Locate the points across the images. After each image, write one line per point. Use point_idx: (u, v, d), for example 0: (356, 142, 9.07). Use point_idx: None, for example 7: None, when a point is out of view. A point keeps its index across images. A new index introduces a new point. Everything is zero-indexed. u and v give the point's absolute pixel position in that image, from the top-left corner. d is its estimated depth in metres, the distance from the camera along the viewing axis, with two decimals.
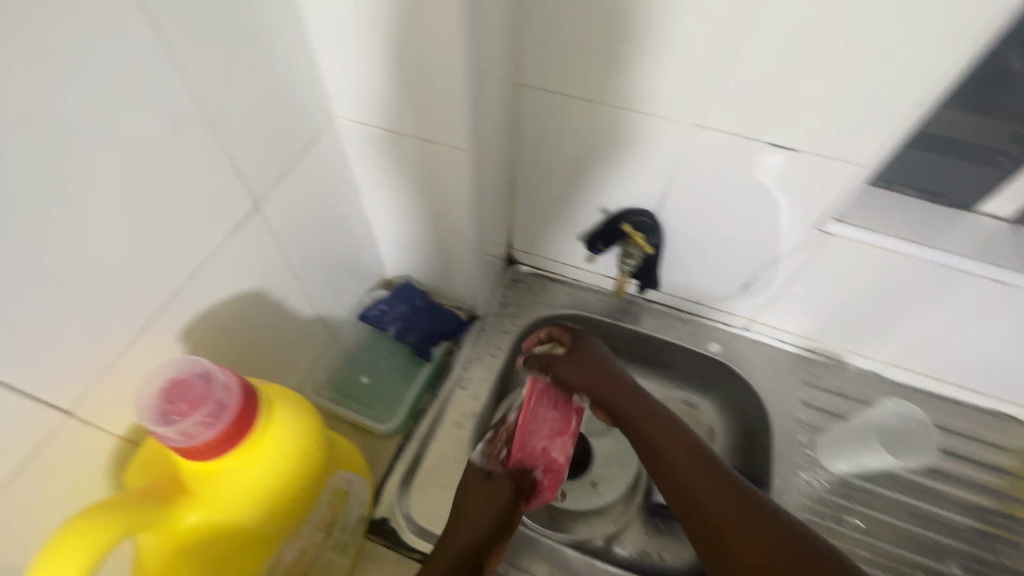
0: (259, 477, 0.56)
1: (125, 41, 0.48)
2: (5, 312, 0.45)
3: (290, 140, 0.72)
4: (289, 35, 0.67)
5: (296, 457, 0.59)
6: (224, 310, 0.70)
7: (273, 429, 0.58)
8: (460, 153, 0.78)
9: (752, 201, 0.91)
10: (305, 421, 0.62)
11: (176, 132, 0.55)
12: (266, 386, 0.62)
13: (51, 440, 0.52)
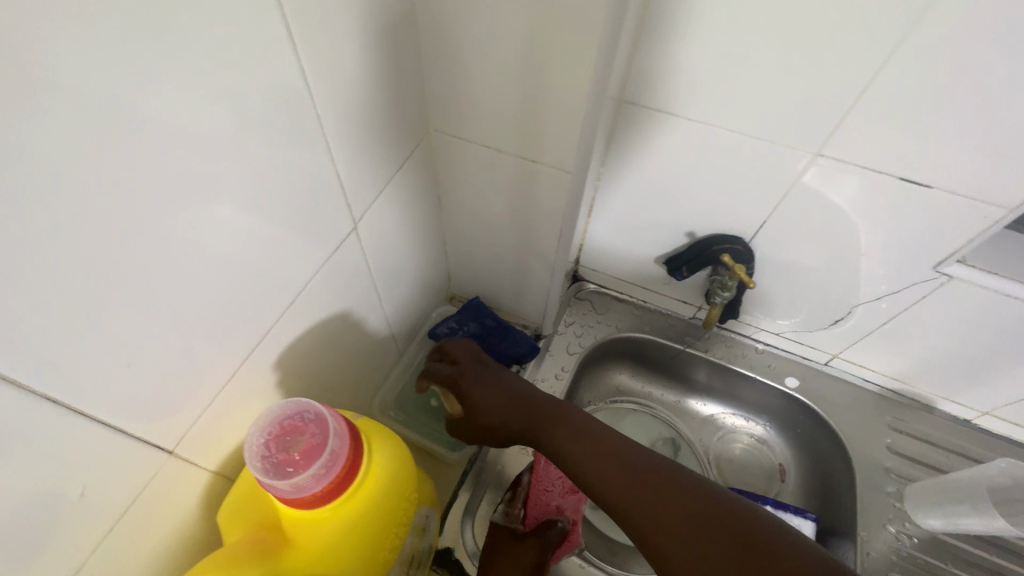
0: (363, 525, 0.52)
1: (258, 56, 0.44)
2: (120, 347, 0.42)
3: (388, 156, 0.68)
4: (400, 46, 0.63)
5: (395, 501, 0.55)
6: (312, 333, 0.66)
7: (376, 472, 0.54)
8: (561, 175, 0.73)
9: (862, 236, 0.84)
10: (402, 460, 0.57)
11: (292, 150, 0.51)
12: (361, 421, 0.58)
13: (152, 479, 0.50)
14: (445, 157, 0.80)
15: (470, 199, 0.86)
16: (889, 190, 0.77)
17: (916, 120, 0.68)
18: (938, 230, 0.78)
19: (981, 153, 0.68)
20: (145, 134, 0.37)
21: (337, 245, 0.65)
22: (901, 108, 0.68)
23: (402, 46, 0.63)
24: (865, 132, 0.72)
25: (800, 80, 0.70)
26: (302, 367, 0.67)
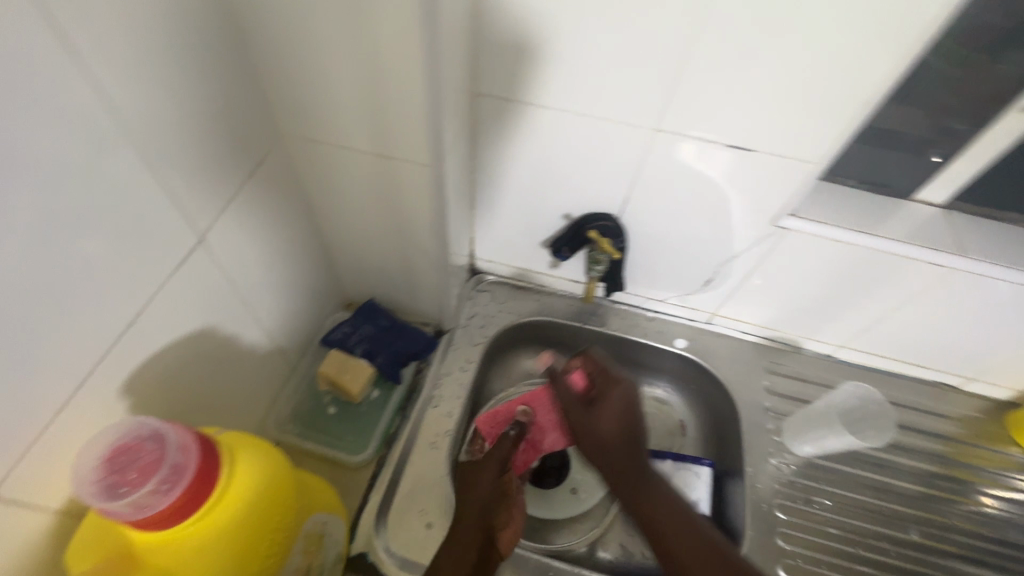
0: (228, 536, 0.52)
1: (41, 69, 0.42)
2: None
3: (230, 160, 0.66)
4: (222, 47, 0.61)
5: (264, 508, 0.55)
6: (166, 353, 0.63)
7: (238, 481, 0.53)
8: (418, 166, 0.74)
9: (711, 201, 0.92)
10: (271, 466, 0.57)
11: (102, 163, 0.49)
12: (226, 435, 0.57)
13: None
14: (303, 160, 0.79)
15: (340, 200, 0.85)
16: (722, 155, 0.85)
17: (731, 89, 0.76)
18: (768, 188, 0.87)
19: (787, 114, 0.77)
20: None
21: (181, 258, 0.62)
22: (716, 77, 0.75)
23: (224, 47, 0.61)
24: (692, 103, 0.79)
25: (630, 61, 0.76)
26: (159, 390, 0.64)
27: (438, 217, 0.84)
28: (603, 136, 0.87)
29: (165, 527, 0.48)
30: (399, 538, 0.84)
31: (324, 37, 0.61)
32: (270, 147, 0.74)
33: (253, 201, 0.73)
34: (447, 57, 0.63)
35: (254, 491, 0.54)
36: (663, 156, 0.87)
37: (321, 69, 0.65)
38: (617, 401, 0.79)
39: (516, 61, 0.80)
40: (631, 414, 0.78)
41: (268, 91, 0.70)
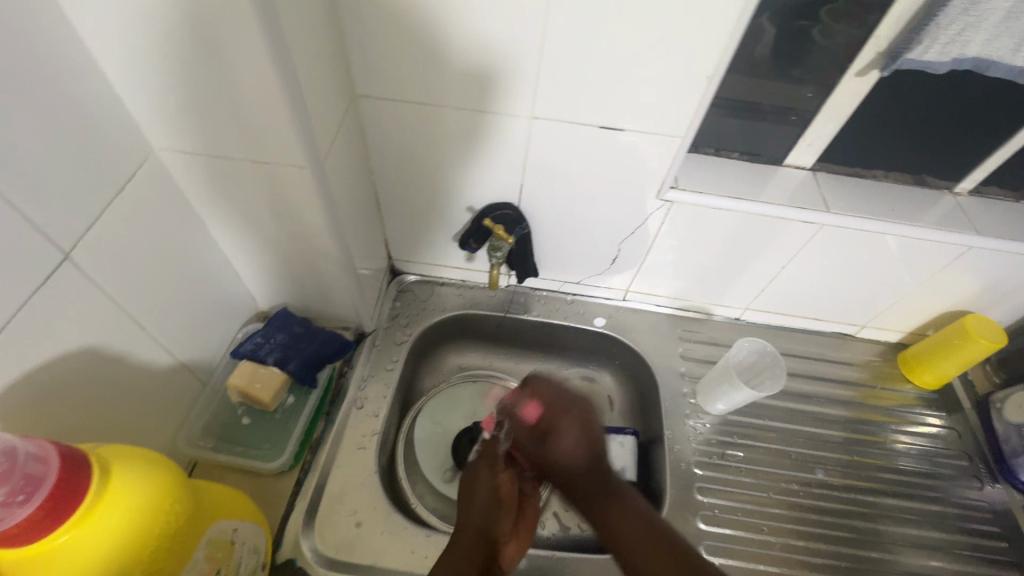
0: (105, 544, 0.52)
1: None
2: None
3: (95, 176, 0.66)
4: (65, 62, 0.61)
5: (147, 514, 0.56)
6: (33, 376, 0.62)
7: (113, 491, 0.54)
8: (295, 168, 0.75)
9: (598, 180, 0.97)
10: (154, 475, 0.58)
11: None
12: (104, 450, 0.58)
13: None
14: (182, 172, 0.79)
15: (230, 210, 0.86)
16: (598, 134, 0.89)
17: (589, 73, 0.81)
18: (647, 163, 0.92)
19: (645, 91, 0.82)
20: None
21: (46, 276, 0.61)
22: (573, 63, 0.80)
23: (69, 63, 0.61)
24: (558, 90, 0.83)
25: (496, 55, 0.80)
26: (27, 414, 0.61)
27: (330, 217, 0.85)
28: (484, 127, 0.91)
29: (31, 539, 0.49)
30: (326, 540, 0.89)
31: (172, 47, 0.62)
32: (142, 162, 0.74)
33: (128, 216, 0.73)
34: (295, 58, 0.65)
35: (136, 491, 0.56)
36: (544, 143, 0.90)
37: (178, 79, 0.66)
38: (575, 441, 0.82)
39: (387, 61, 0.83)
40: (594, 455, 0.82)
41: (129, 105, 0.70)
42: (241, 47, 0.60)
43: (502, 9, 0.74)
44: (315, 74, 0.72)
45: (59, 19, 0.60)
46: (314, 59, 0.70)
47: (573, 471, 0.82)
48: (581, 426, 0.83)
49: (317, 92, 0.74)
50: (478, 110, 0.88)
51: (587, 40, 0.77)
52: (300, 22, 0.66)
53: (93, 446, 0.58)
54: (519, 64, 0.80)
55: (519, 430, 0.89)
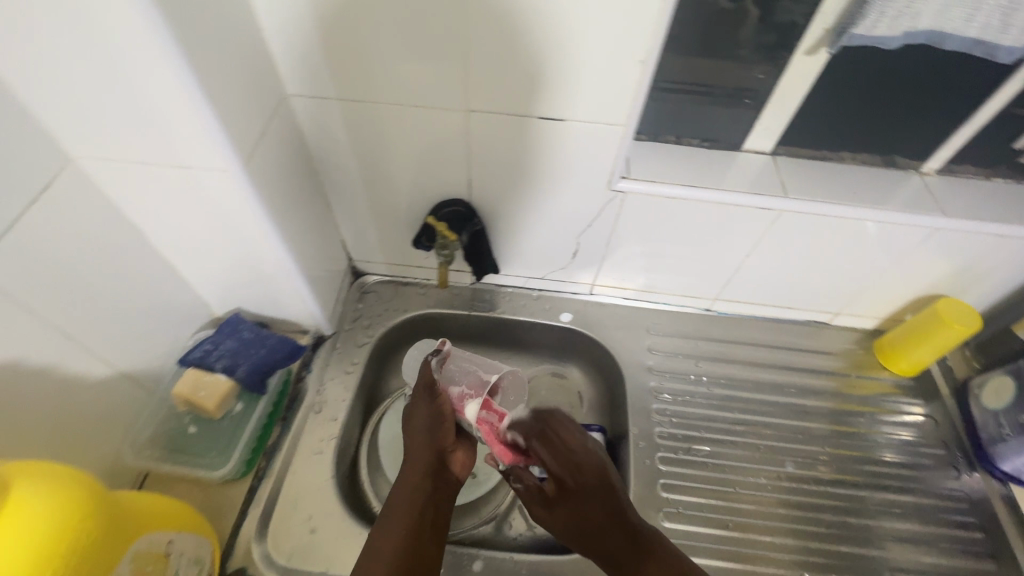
0: (53, 547, 0.35)
1: (244, 44, 0.48)
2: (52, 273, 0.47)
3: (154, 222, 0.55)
4: (312, 170, 0.65)
5: (67, 531, 0.36)
6: (114, 356, 0.55)
7: (27, 506, 0.35)
8: (491, 233, 0.72)
9: (822, 304, 0.79)
10: (73, 495, 0.37)
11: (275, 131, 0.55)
12: (39, 467, 0.38)
13: (107, 392, 0.55)
14: (385, 260, 0.81)
15: (411, 287, 0.83)
16: (834, 275, 0.73)
17: (853, 142, 0.67)
18: (894, 288, 0.74)
19: (921, 185, 0.66)
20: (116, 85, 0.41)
21: (15, 282, 0.44)
22: (839, 126, 0.65)
23: (277, 119, 0.55)
24: (810, 159, 0.68)
25: None
26: (171, 478, 0.60)
27: (513, 316, 0.81)
28: (722, 215, 0.66)
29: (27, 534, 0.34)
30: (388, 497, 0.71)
31: (410, 125, 0.59)
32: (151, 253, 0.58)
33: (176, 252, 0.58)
34: (529, 121, 0.57)
35: (105, 501, 0.40)
36: (763, 275, 0.75)
37: (400, 165, 0.64)
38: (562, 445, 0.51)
39: (624, 149, 0.59)
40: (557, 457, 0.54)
41: (341, 185, 0.68)
42: (492, 87, 0.54)
43: (794, 23, 0.55)
44: (527, 117, 0.57)
45: (230, 80, 0.46)
46: (559, 116, 0.56)
47: (580, 507, 0.49)
48: (568, 459, 0.51)
49: (523, 149, 0.60)
50: (717, 128, 0.67)
51: (866, 104, 0.63)
52: (535, 137, 0.59)
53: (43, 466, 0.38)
54: (789, 103, 0.62)
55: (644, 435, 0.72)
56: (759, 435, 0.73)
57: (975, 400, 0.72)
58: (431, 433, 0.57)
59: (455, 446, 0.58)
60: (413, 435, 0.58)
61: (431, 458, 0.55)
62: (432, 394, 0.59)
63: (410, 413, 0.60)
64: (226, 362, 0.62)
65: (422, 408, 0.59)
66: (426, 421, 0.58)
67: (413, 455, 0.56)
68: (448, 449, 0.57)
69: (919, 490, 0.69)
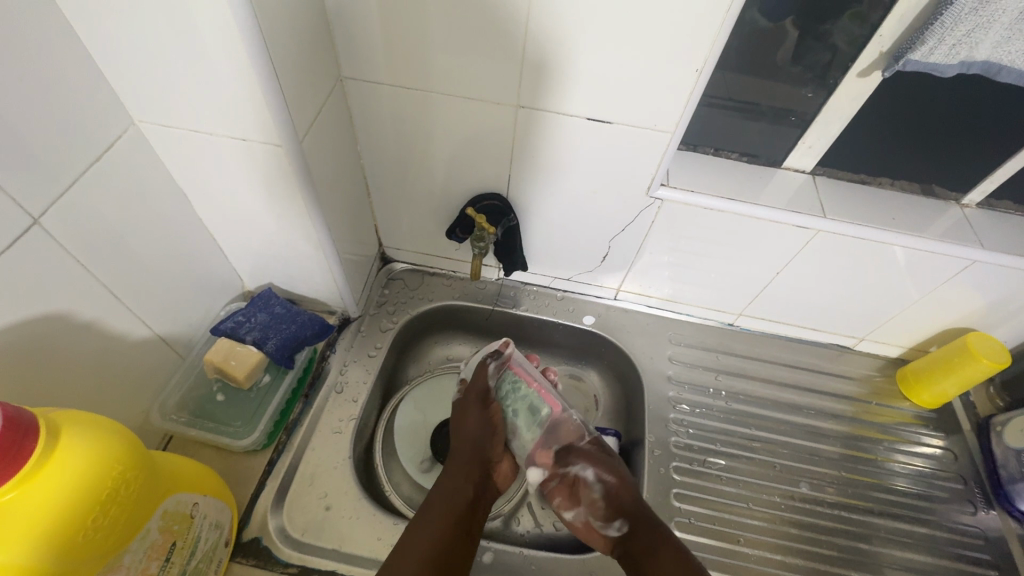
0: (81, 511, 0.35)
1: (310, 26, 0.49)
2: (103, 230, 0.48)
3: (203, 190, 0.56)
4: (356, 153, 0.66)
5: (95, 495, 0.36)
6: (152, 319, 0.56)
7: (59, 467, 0.35)
8: (524, 230, 0.72)
9: (847, 328, 0.79)
10: (105, 458, 0.37)
11: (328, 112, 0.56)
12: (77, 419, 0.37)
13: (143, 353, 0.56)
14: (414, 249, 0.81)
15: (438, 278, 0.84)
16: (862, 300, 0.73)
17: (894, 168, 0.67)
18: (922, 319, 0.74)
19: (961, 216, 0.66)
20: (189, 54, 0.42)
21: (72, 236, 0.45)
22: (881, 151, 0.65)
23: (331, 101, 0.56)
24: (849, 181, 0.68)
25: None
26: (195, 444, 0.61)
27: (536, 315, 0.81)
28: (757, 230, 0.66)
29: (57, 494, 0.34)
30: (402, 482, 0.72)
31: (457, 117, 0.60)
32: (195, 221, 0.59)
33: (218, 221, 0.60)
34: (577, 121, 0.57)
35: (143, 460, 0.41)
36: (790, 294, 0.75)
37: (441, 155, 0.65)
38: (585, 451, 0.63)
39: (668, 157, 0.59)
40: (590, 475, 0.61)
41: (381, 171, 0.69)
42: (544, 85, 0.55)
43: (850, 44, 0.55)
44: (575, 117, 0.57)
45: (294, 58, 0.47)
46: (607, 118, 0.56)
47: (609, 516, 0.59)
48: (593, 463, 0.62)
49: (567, 150, 0.61)
50: (759, 143, 0.67)
51: (911, 130, 0.63)
52: (579, 138, 0.59)
53: (79, 421, 0.37)
54: (836, 123, 0.62)
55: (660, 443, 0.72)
56: (774, 453, 0.73)
57: (997, 437, 0.71)
58: (479, 440, 0.63)
59: (499, 457, 0.64)
60: (463, 440, 0.64)
61: (474, 463, 0.62)
62: (486, 402, 0.66)
63: (462, 419, 0.66)
64: (257, 334, 0.63)
65: (474, 415, 0.65)
66: (477, 429, 0.64)
67: (458, 458, 0.62)
68: (492, 460, 0.63)
69: (934, 523, 0.69)
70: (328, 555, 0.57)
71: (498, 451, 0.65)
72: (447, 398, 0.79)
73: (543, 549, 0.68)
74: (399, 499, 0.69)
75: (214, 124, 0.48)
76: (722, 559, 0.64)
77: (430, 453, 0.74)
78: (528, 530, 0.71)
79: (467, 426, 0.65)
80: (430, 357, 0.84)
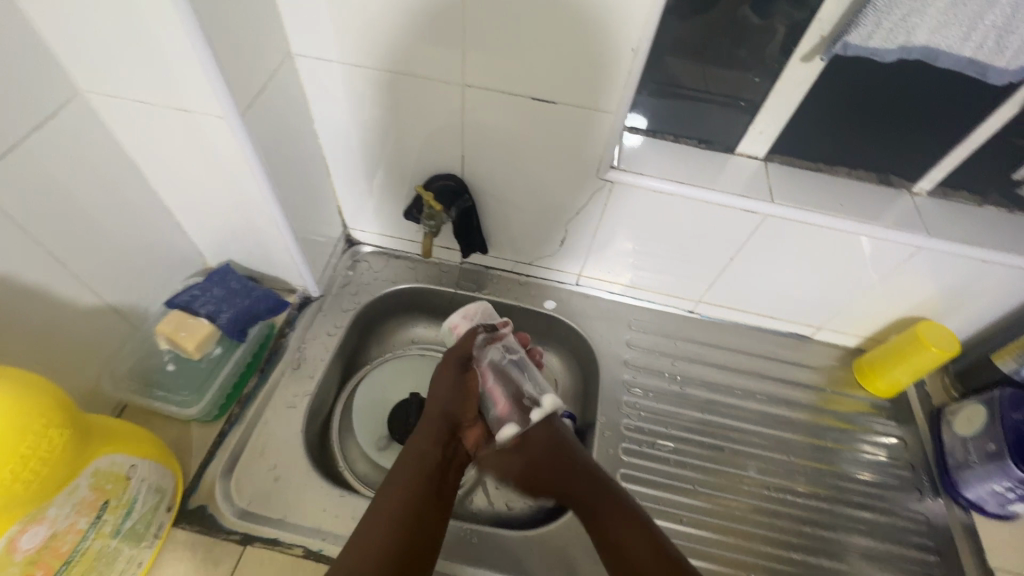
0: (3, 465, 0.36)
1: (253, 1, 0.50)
2: (47, 198, 0.49)
3: (155, 164, 0.57)
4: (313, 132, 0.67)
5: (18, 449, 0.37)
6: (102, 289, 0.57)
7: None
8: (482, 212, 0.73)
9: (804, 316, 0.79)
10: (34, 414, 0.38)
11: (278, 88, 0.57)
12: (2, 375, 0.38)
13: (93, 320, 0.57)
14: (378, 231, 0.82)
15: (402, 261, 0.84)
16: (817, 288, 0.74)
17: (846, 157, 0.68)
18: (877, 307, 0.74)
19: (911, 205, 0.66)
20: (125, 23, 0.43)
21: (13, 200, 0.46)
22: (831, 139, 0.66)
23: (282, 78, 0.57)
24: (801, 169, 0.68)
25: None
26: (147, 414, 0.62)
27: (498, 298, 0.82)
28: (710, 214, 0.66)
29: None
30: (357, 459, 0.72)
31: (408, 96, 0.61)
32: (151, 194, 0.61)
33: (173, 194, 0.61)
34: (525, 102, 0.58)
35: (74, 417, 0.42)
36: (747, 281, 0.76)
37: (397, 135, 0.66)
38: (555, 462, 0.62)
39: (615, 139, 0.60)
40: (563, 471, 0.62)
41: (342, 152, 0.70)
42: (489, 64, 0.56)
43: (792, 31, 0.56)
44: (522, 97, 0.58)
45: (235, 30, 0.47)
46: (552, 99, 0.57)
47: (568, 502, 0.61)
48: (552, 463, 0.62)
49: (517, 130, 0.61)
50: (713, 129, 0.68)
51: (859, 118, 0.64)
52: (528, 119, 0.60)
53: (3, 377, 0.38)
54: (784, 109, 0.63)
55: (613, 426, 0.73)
56: (727, 439, 0.74)
57: (948, 426, 0.71)
58: (447, 406, 0.63)
59: (470, 423, 0.65)
60: (434, 408, 0.64)
61: (443, 427, 0.63)
62: (462, 367, 0.65)
63: (438, 382, 0.65)
64: (211, 308, 0.64)
65: (448, 376, 0.65)
66: (448, 397, 0.64)
67: (427, 422, 0.63)
68: (461, 425, 0.64)
69: (881, 509, 0.69)
70: (273, 524, 0.58)
71: (469, 418, 0.65)
72: (408, 379, 0.80)
73: (499, 528, 0.68)
74: (353, 476, 0.70)
75: (159, 96, 0.49)
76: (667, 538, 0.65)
77: (387, 432, 0.75)
78: (483, 508, 0.72)
79: (440, 389, 0.65)
80: (394, 339, 0.85)
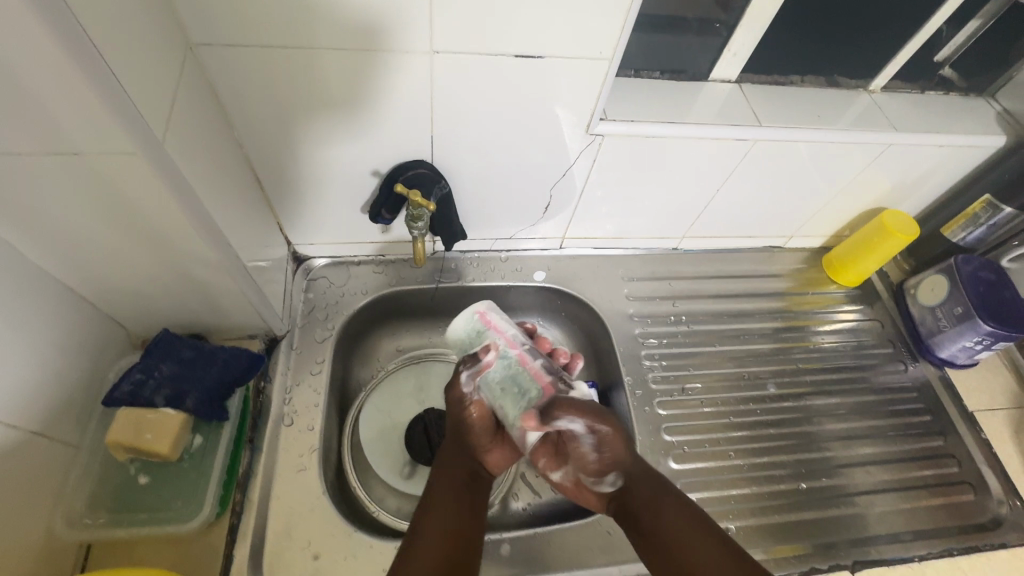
0: None
1: None
2: None
3: (32, 231, 0.42)
4: (234, 142, 0.53)
5: None
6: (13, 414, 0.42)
7: None
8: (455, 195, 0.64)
9: (778, 230, 0.82)
10: None
11: (186, 97, 0.43)
12: None
13: (13, 457, 0.43)
14: (329, 240, 0.69)
15: (366, 267, 0.73)
16: (793, 201, 0.75)
17: (806, 66, 0.67)
18: (841, 206, 0.78)
19: (871, 102, 0.68)
20: None
21: None
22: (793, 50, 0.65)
23: (186, 83, 0.43)
24: (767, 85, 0.67)
25: None
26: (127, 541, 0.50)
27: (485, 283, 0.75)
28: (700, 150, 0.63)
29: None
30: (387, 498, 0.65)
31: (356, 76, 0.49)
32: (35, 273, 0.45)
33: (65, 262, 0.45)
34: (505, 62, 0.50)
35: None
36: (727, 208, 0.75)
37: (346, 126, 0.54)
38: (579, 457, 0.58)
39: (606, 88, 0.53)
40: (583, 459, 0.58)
41: (276, 160, 0.56)
42: (459, 24, 0.46)
43: None
44: (501, 57, 0.49)
45: (114, 27, 0.34)
46: (535, 53, 0.49)
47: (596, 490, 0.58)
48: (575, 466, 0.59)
49: (493, 95, 0.53)
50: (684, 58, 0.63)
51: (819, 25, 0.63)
52: (508, 81, 0.52)
53: None
54: (756, 26, 0.60)
55: (640, 384, 0.72)
56: (739, 364, 0.76)
57: (913, 299, 0.79)
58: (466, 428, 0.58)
59: (492, 445, 0.59)
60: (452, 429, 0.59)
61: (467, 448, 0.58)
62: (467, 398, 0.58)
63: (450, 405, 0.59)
64: (168, 392, 0.52)
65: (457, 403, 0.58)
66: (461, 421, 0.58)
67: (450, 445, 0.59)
68: (483, 446, 0.59)
69: (877, 388, 0.77)
70: None
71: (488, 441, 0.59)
72: (412, 393, 0.72)
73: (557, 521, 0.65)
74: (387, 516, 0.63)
75: (25, 141, 0.34)
76: (720, 474, 0.67)
77: (408, 458, 0.67)
78: (530, 505, 0.68)
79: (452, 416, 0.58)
80: (380, 355, 0.75)
